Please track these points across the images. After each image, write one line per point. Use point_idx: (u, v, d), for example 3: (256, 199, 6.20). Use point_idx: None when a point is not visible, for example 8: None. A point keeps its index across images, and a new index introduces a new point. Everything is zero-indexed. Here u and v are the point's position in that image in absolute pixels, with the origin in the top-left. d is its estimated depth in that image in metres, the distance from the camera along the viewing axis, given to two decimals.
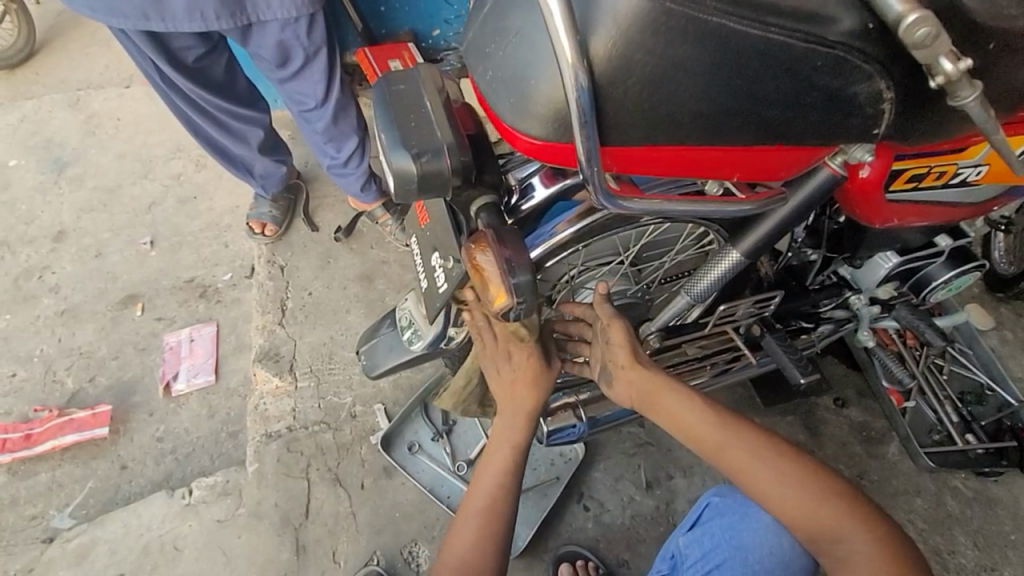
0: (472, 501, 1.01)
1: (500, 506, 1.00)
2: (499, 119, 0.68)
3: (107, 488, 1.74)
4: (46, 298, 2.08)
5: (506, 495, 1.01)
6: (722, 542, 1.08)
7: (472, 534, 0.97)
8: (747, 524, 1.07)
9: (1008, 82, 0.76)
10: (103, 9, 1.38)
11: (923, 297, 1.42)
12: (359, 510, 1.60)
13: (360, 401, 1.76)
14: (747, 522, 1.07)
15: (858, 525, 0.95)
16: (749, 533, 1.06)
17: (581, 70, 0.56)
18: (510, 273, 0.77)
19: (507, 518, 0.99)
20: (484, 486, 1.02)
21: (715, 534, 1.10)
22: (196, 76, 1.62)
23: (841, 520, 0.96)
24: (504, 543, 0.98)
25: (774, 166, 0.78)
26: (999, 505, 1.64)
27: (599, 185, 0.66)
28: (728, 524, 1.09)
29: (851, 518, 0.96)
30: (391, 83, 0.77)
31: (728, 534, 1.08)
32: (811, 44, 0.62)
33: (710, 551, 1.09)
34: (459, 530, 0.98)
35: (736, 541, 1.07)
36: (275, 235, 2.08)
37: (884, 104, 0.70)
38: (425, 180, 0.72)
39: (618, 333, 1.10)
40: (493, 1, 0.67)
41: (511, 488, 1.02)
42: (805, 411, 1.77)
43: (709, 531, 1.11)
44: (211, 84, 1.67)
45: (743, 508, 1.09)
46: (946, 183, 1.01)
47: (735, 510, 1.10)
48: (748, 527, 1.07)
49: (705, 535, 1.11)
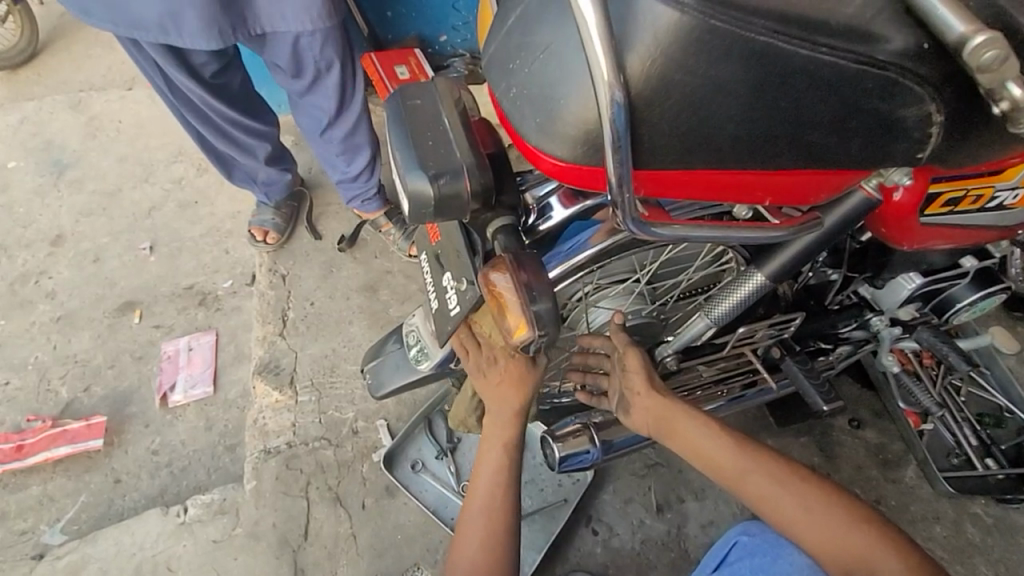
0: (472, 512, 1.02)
1: (501, 517, 1.01)
2: (522, 138, 0.64)
3: (100, 503, 1.69)
4: (42, 304, 2.03)
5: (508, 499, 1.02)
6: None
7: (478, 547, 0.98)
8: (780, 566, 0.99)
9: None
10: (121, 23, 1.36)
11: (945, 319, 1.38)
12: (360, 531, 1.55)
13: (362, 416, 1.71)
14: (780, 564, 0.99)
15: (888, 551, 0.89)
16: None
17: (618, 90, 0.52)
18: (531, 301, 0.73)
19: (510, 526, 1.01)
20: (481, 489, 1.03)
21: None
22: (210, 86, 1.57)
23: (870, 547, 0.90)
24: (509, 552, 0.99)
25: (810, 191, 0.73)
26: (1020, 533, 1.59)
27: (629, 211, 0.61)
28: (759, 565, 1.01)
29: (881, 542, 0.90)
30: (406, 97, 0.73)
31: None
32: (862, 64, 0.58)
33: None
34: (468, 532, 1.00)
35: None
36: (276, 243, 2.04)
37: (933, 127, 0.65)
38: (442, 204, 0.68)
39: (633, 363, 1.10)
40: (519, 12, 0.62)
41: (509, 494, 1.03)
42: (820, 432, 1.72)
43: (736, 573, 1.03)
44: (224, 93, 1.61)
45: (776, 550, 1.02)
46: (981, 207, 0.97)
47: (766, 551, 1.02)
48: (781, 570, 0.98)
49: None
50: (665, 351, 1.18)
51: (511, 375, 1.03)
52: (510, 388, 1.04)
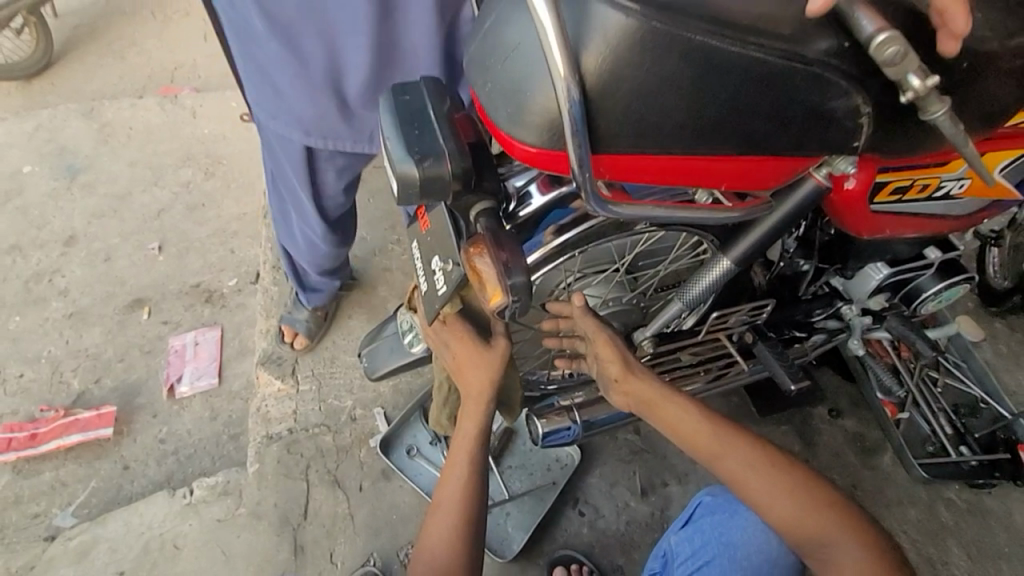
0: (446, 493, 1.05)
1: (471, 503, 1.03)
2: (498, 128, 0.72)
3: (109, 487, 1.77)
4: (55, 301, 2.12)
5: (479, 484, 1.05)
6: (711, 538, 1.10)
7: (448, 528, 1.01)
8: (737, 522, 1.10)
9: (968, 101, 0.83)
10: (245, 82, 1.25)
11: (914, 307, 1.46)
12: (357, 511, 1.62)
13: (360, 404, 1.79)
14: (736, 520, 1.10)
15: (843, 529, 0.97)
16: (738, 531, 1.09)
17: (573, 84, 0.61)
18: (506, 274, 0.81)
19: (480, 503, 1.04)
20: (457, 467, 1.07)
21: (704, 532, 1.13)
22: (301, 178, 1.34)
23: (827, 526, 0.97)
24: (480, 529, 1.03)
25: (760, 177, 0.81)
26: (992, 517, 1.65)
27: (591, 191, 0.70)
28: (717, 522, 1.12)
29: (838, 521, 0.97)
30: (396, 95, 0.83)
31: (717, 531, 1.11)
32: (789, 60, 0.66)
33: (700, 549, 1.11)
34: (439, 515, 1.03)
35: (724, 538, 1.09)
36: (305, 347, 1.88)
37: (862, 118, 0.74)
38: (427, 184, 0.77)
39: (609, 352, 1.13)
40: (494, 16, 0.71)
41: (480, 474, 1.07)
42: (800, 420, 1.79)
43: (699, 529, 1.14)
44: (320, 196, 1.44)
45: (732, 507, 1.12)
46: (929, 196, 1.05)
47: (724, 508, 1.13)
48: (737, 525, 1.09)
49: (696, 533, 1.14)
50: (642, 334, 1.26)
51: (465, 356, 1.10)
52: (471, 370, 1.10)
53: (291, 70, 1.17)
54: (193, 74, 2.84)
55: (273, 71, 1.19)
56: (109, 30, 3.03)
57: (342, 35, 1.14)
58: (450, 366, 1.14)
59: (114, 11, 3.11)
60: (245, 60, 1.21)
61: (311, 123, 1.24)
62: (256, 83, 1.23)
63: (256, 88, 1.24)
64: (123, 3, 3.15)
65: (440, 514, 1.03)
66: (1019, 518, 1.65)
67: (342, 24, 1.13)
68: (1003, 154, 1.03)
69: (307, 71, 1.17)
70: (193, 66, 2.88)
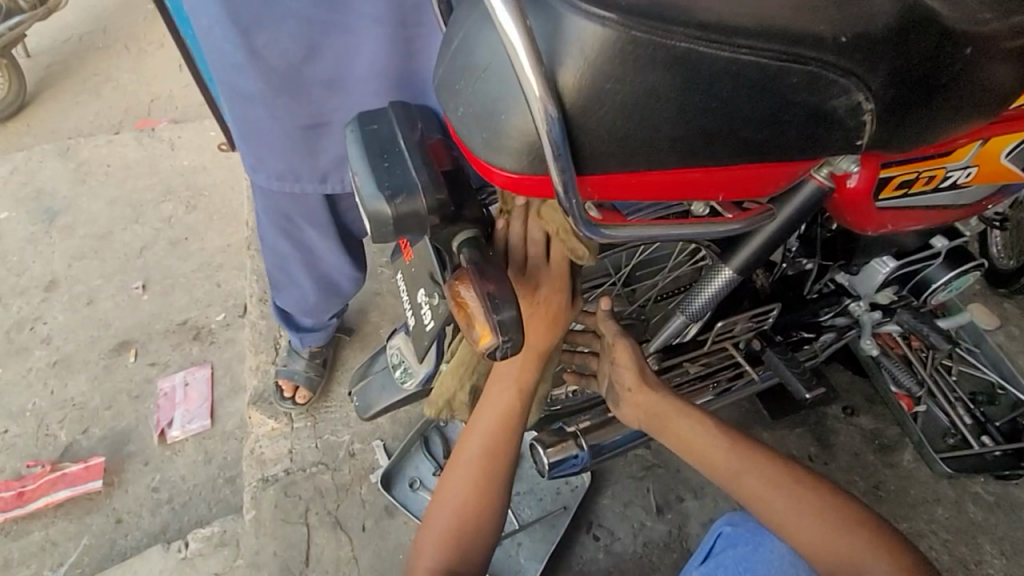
0: (466, 454, 1.04)
1: (490, 464, 1.03)
2: (474, 155, 0.66)
3: (103, 543, 1.70)
4: (39, 350, 2.05)
5: (503, 446, 1.04)
6: (735, 574, 0.97)
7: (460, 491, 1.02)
8: (762, 554, 0.98)
9: (974, 87, 0.77)
10: (240, 144, 1.13)
11: (924, 299, 1.39)
12: (362, 553, 1.55)
13: (359, 437, 1.72)
14: (762, 552, 0.98)
15: (876, 554, 0.91)
16: (765, 565, 0.96)
17: (550, 105, 0.56)
18: (494, 310, 0.75)
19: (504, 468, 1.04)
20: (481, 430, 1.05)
21: (726, 566, 1.00)
22: (322, 226, 1.28)
23: (859, 548, 0.92)
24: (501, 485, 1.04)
25: (760, 184, 0.76)
26: (1021, 509, 1.59)
27: (579, 217, 0.64)
28: (741, 555, 0.99)
29: (870, 546, 0.92)
30: (363, 123, 0.78)
31: (742, 566, 0.97)
32: (783, 60, 0.61)
33: None
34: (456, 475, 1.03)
35: (750, 573, 0.96)
36: (307, 401, 1.77)
37: (866, 116, 0.69)
38: (401, 221, 0.71)
39: (624, 354, 1.06)
40: (461, 35, 0.65)
41: (508, 440, 1.05)
42: (815, 422, 1.72)
43: (721, 564, 1.00)
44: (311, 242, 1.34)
45: (758, 539, 1.01)
46: (936, 187, 1.00)
47: (748, 540, 1.02)
48: (762, 558, 0.97)
49: (719, 567, 1.00)
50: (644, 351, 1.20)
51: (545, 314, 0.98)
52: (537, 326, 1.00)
53: (295, 123, 1.08)
54: (169, 106, 2.79)
55: (257, 117, 1.07)
56: (83, 65, 2.98)
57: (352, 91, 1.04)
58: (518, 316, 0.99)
59: (87, 46, 3.06)
60: (238, 123, 1.10)
61: (327, 174, 1.16)
62: (254, 144, 1.11)
63: (257, 150, 1.12)
64: (96, 37, 3.10)
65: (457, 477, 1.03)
66: None
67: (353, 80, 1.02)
68: (1011, 137, 0.97)
69: (288, 112, 1.06)
70: (169, 97, 2.83)
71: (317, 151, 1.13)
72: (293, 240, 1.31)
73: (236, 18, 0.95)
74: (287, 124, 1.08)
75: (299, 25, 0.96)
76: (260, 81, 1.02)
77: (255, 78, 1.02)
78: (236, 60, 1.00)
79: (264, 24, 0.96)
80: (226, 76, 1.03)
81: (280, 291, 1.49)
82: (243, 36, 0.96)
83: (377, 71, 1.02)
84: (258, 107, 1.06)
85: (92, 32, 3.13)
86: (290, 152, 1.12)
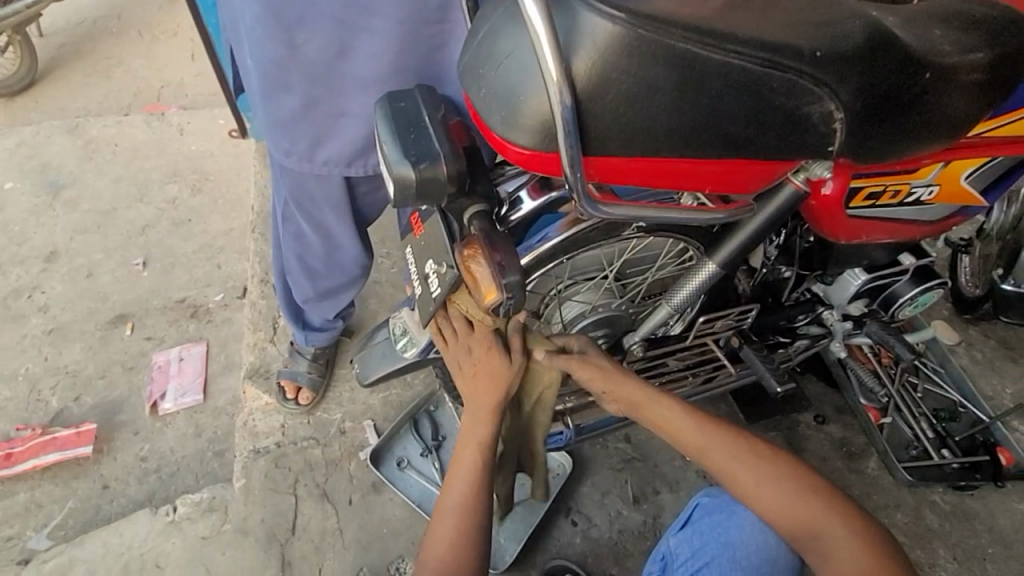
0: (446, 504, 1.02)
1: (471, 508, 1.01)
2: (492, 132, 0.75)
3: (87, 508, 1.72)
4: (34, 318, 2.08)
5: (478, 490, 1.02)
6: (711, 539, 1.10)
7: (444, 546, 0.98)
8: (735, 522, 1.11)
9: (934, 109, 0.88)
10: (270, 133, 1.21)
11: (891, 314, 1.49)
12: (347, 525, 1.59)
13: (350, 417, 1.77)
14: (734, 520, 1.11)
15: (833, 519, 1.00)
16: (737, 530, 1.09)
17: (564, 89, 0.65)
18: (501, 273, 0.83)
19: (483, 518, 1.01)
20: (455, 493, 1.02)
21: (703, 533, 1.12)
22: (340, 210, 1.34)
23: (816, 513, 1.01)
24: (481, 534, 1.00)
25: (744, 181, 0.85)
26: (975, 518, 1.68)
27: (582, 192, 0.72)
28: (717, 522, 1.12)
29: (826, 512, 1.00)
30: (393, 100, 0.87)
31: (717, 532, 1.11)
32: (766, 66, 0.70)
33: (700, 550, 1.10)
34: (440, 525, 1.00)
35: (725, 539, 1.09)
36: (310, 403, 1.77)
37: (837, 123, 0.79)
38: (423, 185, 0.80)
39: (586, 369, 1.09)
40: (488, 27, 0.74)
41: (484, 484, 1.03)
42: (787, 427, 1.81)
43: (698, 531, 1.13)
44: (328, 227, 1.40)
45: (731, 507, 1.13)
46: (902, 202, 1.10)
47: (722, 509, 1.13)
48: (735, 525, 1.10)
49: (695, 534, 1.13)
50: (631, 339, 1.29)
51: (485, 363, 1.05)
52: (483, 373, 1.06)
53: (323, 111, 1.16)
54: (180, 92, 2.86)
55: (289, 107, 1.15)
56: (96, 48, 3.05)
57: (382, 83, 1.11)
58: (466, 372, 1.08)
59: (101, 31, 3.13)
60: (271, 112, 1.16)
61: (352, 158, 1.22)
62: (284, 131, 1.19)
63: (289, 136, 1.19)
64: (111, 23, 3.17)
65: (438, 534, 1.00)
66: (1002, 520, 1.68)
67: (384, 71, 1.10)
68: (969, 161, 1.09)
69: (319, 102, 1.14)
70: (180, 84, 2.89)
71: (341, 138, 1.19)
72: (313, 225, 1.38)
73: (279, 16, 1.04)
74: (318, 113, 1.16)
75: (336, 22, 1.04)
76: (297, 75, 1.11)
77: (294, 72, 1.10)
78: (276, 54, 1.08)
79: (305, 23, 1.05)
80: (263, 69, 1.11)
81: (295, 279, 1.55)
82: (285, 33, 1.06)
83: (408, 60, 1.09)
84: (293, 97, 1.13)
85: (107, 18, 3.20)
86: (320, 138, 1.19)
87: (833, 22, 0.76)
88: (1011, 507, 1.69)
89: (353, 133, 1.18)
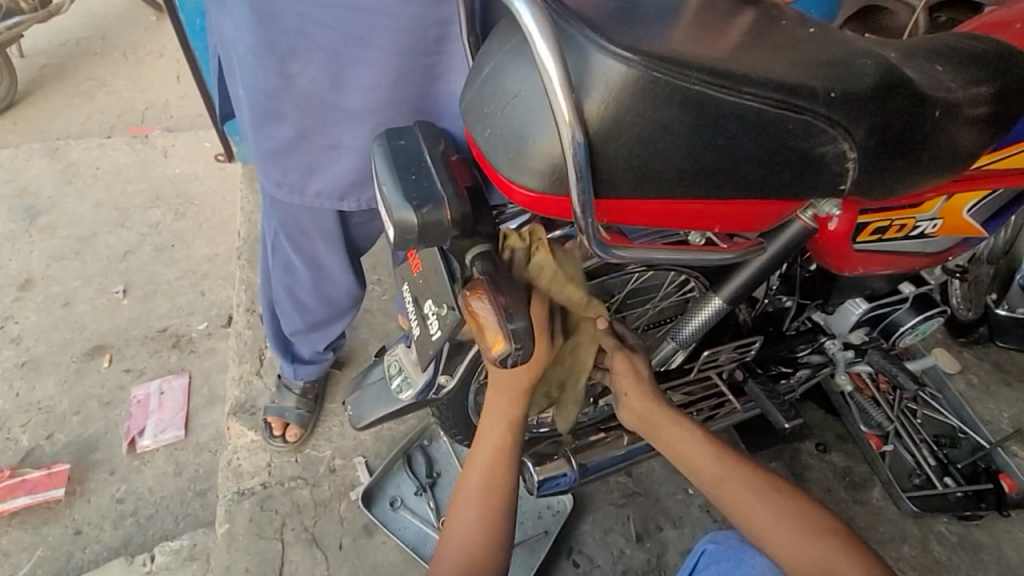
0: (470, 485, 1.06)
1: (493, 496, 1.05)
2: (497, 173, 0.72)
3: (58, 556, 1.62)
4: (6, 349, 1.98)
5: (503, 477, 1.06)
6: None
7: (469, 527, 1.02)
8: (743, 570, 1.02)
9: (941, 146, 0.87)
10: (261, 162, 1.16)
11: (892, 342, 1.47)
12: (337, 572, 1.51)
13: (340, 453, 1.70)
14: (743, 568, 1.02)
15: (849, 558, 0.97)
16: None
17: (577, 131, 0.62)
18: (507, 319, 0.80)
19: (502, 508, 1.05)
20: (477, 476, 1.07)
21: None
22: (332, 241, 1.29)
23: (832, 553, 0.97)
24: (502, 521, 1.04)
25: (755, 220, 0.81)
26: (982, 550, 1.65)
27: (593, 235, 0.68)
28: (724, 569, 1.03)
29: (842, 550, 0.97)
30: (391, 139, 0.85)
31: None
32: (780, 108, 0.68)
33: None
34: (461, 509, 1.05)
35: None
36: (297, 440, 1.70)
37: (850, 163, 0.76)
38: (424, 230, 0.77)
39: (621, 362, 1.10)
40: (492, 66, 0.72)
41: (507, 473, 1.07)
42: (789, 456, 1.78)
43: None
44: (318, 260, 1.35)
45: (740, 554, 1.05)
46: (907, 235, 1.09)
47: (732, 555, 1.05)
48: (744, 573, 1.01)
49: None
50: None
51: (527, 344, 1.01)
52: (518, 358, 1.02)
53: (317, 141, 1.12)
54: (164, 114, 2.80)
55: (281, 136, 1.11)
56: (79, 69, 2.99)
57: (376, 113, 1.07)
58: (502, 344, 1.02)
59: (84, 52, 3.07)
60: (263, 141, 1.13)
61: (345, 191, 1.17)
62: (276, 159, 1.14)
63: (280, 166, 1.15)
64: (95, 44, 3.12)
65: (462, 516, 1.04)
66: (1009, 551, 1.65)
67: (380, 103, 1.06)
68: (971, 194, 1.08)
69: (312, 131, 1.10)
70: (165, 106, 2.84)
71: (333, 168, 1.15)
72: (301, 256, 1.33)
73: (271, 45, 1.01)
74: (310, 142, 1.12)
75: (331, 53, 1.01)
76: (290, 104, 1.07)
77: (286, 102, 1.07)
78: (268, 83, 1.05)
79: (300, 53, 1.02)
80: (254, 98, 1.08)
81: (285, 310, 1.49)
82: (279, 63, 1.03)
83: (407, 92, 1.06)
84: (285, 127, 1.10)
85: (91, 38, 3.15)
86: (313, 168, 1.15)
87: (843, 62, 0.75)
88: (1017, 537, 1.67)
89: (347, 165, 1.14)
